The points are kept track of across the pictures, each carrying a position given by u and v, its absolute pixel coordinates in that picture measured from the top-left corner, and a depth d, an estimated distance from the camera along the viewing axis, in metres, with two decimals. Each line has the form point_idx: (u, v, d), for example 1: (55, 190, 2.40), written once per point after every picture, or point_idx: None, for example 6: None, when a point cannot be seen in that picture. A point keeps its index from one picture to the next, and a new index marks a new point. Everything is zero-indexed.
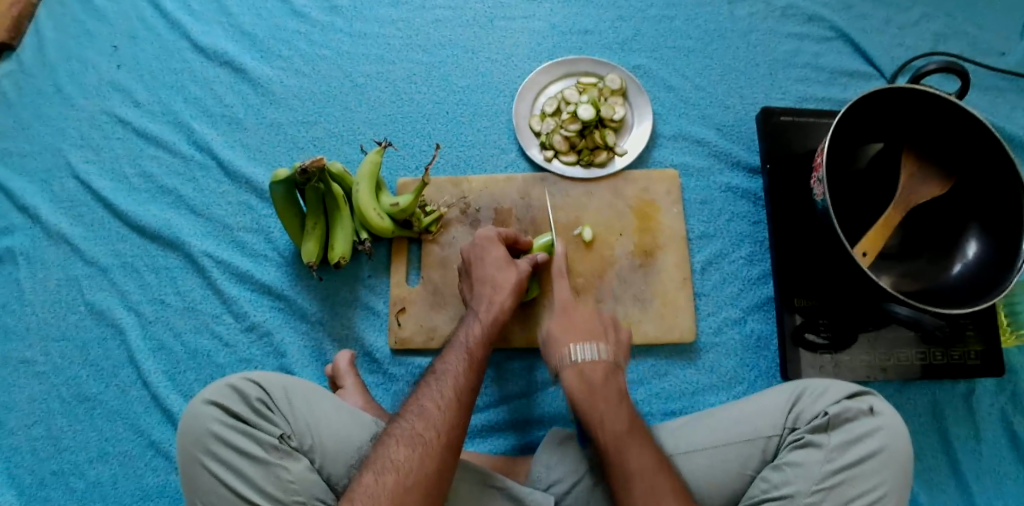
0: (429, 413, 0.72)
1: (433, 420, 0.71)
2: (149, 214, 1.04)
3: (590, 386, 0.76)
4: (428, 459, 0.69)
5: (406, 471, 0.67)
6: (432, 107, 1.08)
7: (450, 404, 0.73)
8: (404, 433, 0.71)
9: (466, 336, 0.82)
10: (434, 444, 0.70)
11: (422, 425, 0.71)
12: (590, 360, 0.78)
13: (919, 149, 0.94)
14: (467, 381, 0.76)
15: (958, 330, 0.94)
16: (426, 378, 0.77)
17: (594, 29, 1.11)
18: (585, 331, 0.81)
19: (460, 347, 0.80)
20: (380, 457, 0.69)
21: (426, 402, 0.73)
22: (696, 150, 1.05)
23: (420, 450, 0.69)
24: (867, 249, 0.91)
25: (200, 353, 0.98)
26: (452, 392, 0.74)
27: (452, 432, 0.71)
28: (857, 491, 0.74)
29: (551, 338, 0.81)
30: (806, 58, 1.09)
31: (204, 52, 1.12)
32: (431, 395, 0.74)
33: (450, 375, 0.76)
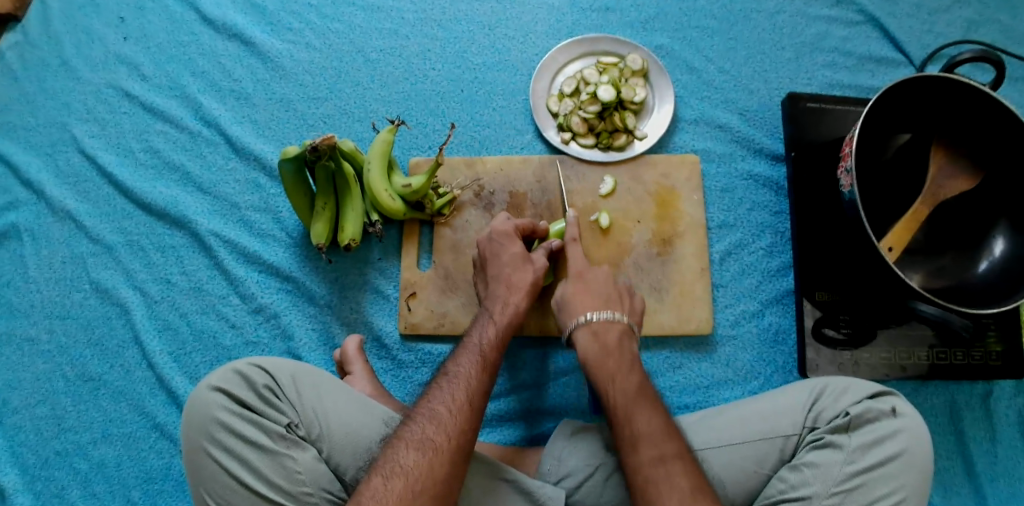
0: (441, 415, 0.71)
1: (445, 424, 0.70)
2: (156, 191, 1.02)
3: (603, 347, 0.79)
4: (436, 465, 0.67)
5: (413, 477, 0.66)
6: (446, 85, 1.04)
7: (462, 408, 0.72)
8: (414, 437, 0.69)
9: (479, 336, 0.80)
10: (443, 448, 0.68)
11: (432, 428, 0.70)
12: (603, 321, 0.81)
13: (949, 142, 0.91)
14: (478, 383, 0.74)
15: (981, 331, 0.92)
16: (438, 380, 0.75)
17: (615, 7, 1.06)
18: (600, 296, 0.84)
19: (472, 347, 0.78)
20: (388, 460, 0.68)
21: (438, 405, 0.72)
22: (719, 136, 1.01)
23: (429, 455, 0.68)
24: (893, 244, 0.88)
25: (206, 334, 0.97)
26: (463, 394, 0.73)
27: (464, 436, 0.70)
28: (878, 494, 0.72)
29: (565, 302, 0.84)
30: (833, 42, 1.05)
31: (213, 24, 1.08)
32: (443, 399, 0.72)
33: (462, 378, 0.74)
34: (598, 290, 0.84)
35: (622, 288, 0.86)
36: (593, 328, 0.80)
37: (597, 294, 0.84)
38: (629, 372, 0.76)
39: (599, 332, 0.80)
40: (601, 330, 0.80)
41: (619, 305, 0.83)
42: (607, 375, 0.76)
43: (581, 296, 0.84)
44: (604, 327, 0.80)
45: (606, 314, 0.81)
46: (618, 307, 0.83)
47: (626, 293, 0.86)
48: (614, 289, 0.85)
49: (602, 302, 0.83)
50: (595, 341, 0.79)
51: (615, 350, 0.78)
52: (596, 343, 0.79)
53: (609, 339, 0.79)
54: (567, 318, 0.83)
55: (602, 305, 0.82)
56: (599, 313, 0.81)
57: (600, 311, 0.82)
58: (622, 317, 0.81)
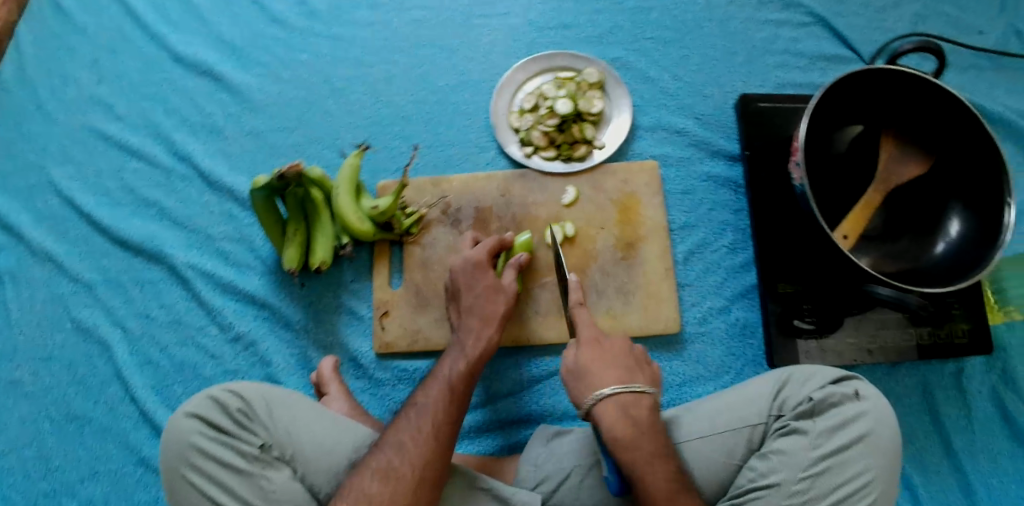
0: (407, 446, 0.73)
1: (410, 454, 0.72)
2: (133, 228, 1.04)
3: (636, 426, 0.74)
4: (399, 496, 0.69)
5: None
6: (411, 107, 1.06)
7: (428, 440, 0.73)
8: (379, 466, 0.71)
9: (446, 368, 0.82)
10: (406, 479, 0.70)
11: (397, 459, 0.71)
12: (633, 398, 0.76)
13: (897, 130, 0.95)
14: (443, 414, 0.76)
15: (945, 309, 0.96)
16: (408, 411, 0.77)
17: (572, 23, 1.09)
18: (621, 369, 0.79)
19: (441, 378, 0.80)
20: (354, 487, 0.69)
21: (404, 436, 0.74)
22: (676, 140, 1.04)
23: (393, 485, 0.70)
24: (847, 231, 0.92)
25: (186, 366, 0.99)
26: (427, 425, 0.75)
27: (428, 467, 0.72)
28: (843, 477, 0.75)
29: (581, 370, 0.79)
30: (784, 44, 1.09)
31: (183, 61, 1.11)
32: (410, 431, 0.74)
33: (429, 411, 0.76)
34: (615, 359, 0.80)
35: (638, 355, 0.82)
36: (621, 404, 0.75)
37: (615, 363, 0.79)
38: (665, 460, 0.73)
39: (627, 409, 0.75)
40: (630, 405, 0.75)
41: (640, 376, 0.79)
42: (643, 460, 0.72)
43: (599, 362, 0.79)
44: (633, 401, 0.76)
45: (631, 388, 0.76)
46: (640, 379, 0.79)
47: (642, 360, 0.82)
48: (632, 359, 0.81)
49: (624, 372, 0.79)
50: (626, 421, 0.74)
51: (648, 430, 0.74)
52: (626, 421, 0.74)
53: (640, 414, 0.75)
54: (586, 390, 0.77)
55: (624, 376, 0.78)
56: (624, 386, 0.76)
57: (625, 383, 0.77)
58: (649, 391, 0.77)
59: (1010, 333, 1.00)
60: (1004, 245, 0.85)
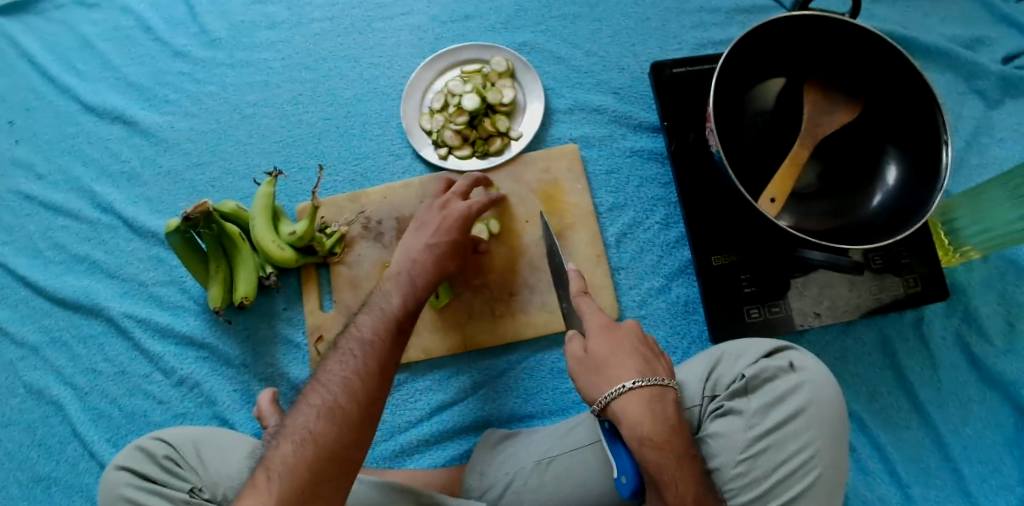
0: (351, 381, 0.66)
1: (354, 389, 0.66)
2: (67, 285, 1.04)
3: (668, 422, 0.68)
4: (346, 431, 0.64)
5: (325, 443, 0.63)
6: (322, 124, 1.05)
7: (373, 375, 0.68)
8: (323, 403, 0.65)
9: (386, 299, 0.76)
10: (351, 413, 0.65)
11: (341, 395, 0.65)
12: (659, 390, 0.70)
13: (822, 78, 0.87)
14: (385, 348, 0.70)
15: (893, 259, 0.91)
16: (347, 345, 0.70)
17: (475, 13, 1.06)
18: (638, 360, 0.72)
19: (385, 310, 0.74)
20: (297, 427, 0.64)
21: (348, 371, 0.67)
22: (595, 119, 1.00)
23: (339, 421, 0.64)
24: (776, 194, 0.85)
25: (137, 415, 0.99)
26: (369, 358, 0.69)
27: (374, 403, 0.66)
28: (785, 454, 0.71)
29: (602, 361, 0.72)
30: (698, 1, 1.04)
31: (95, 110, 1.10)
32: (351, 365, 0.68)
33: (373, 346, 0.70)
34: (631, 351, 0.73)
35: (652, 345, 0.75)
36: (647, 397, 0.69)
37: (631, 354, 0.73)
38: (690, 461, 0.68)
39: (655, 402, 0.69)
40: (656, 399, 0.69)
41: (660, 367, 0.73)
42: (672, 462, 0.67)
43: (615, 355, 0.72)
44: (658, 394, 0.70)
45: (655, 381, 0.70)
46: (660, 369, 0.73)
47: (656, 350, 0.75)
48: (649, 350, 0.74)
49: (642, 363, 0.72)
50: (659, 418, 0.68)
51: (676, 426, 0.69)
52: (660, 418, 0.68)
53: (669, 410, 0.69)
54: (605, 383, 0.71)
55: (644, 369, 0.71)
56: (645, 379, 0.70)
57: (646, 376, 0.70)
58: (671, 383, 0.71)
59: (967, 272, 0.95)
60: (942, 187, 0.79)
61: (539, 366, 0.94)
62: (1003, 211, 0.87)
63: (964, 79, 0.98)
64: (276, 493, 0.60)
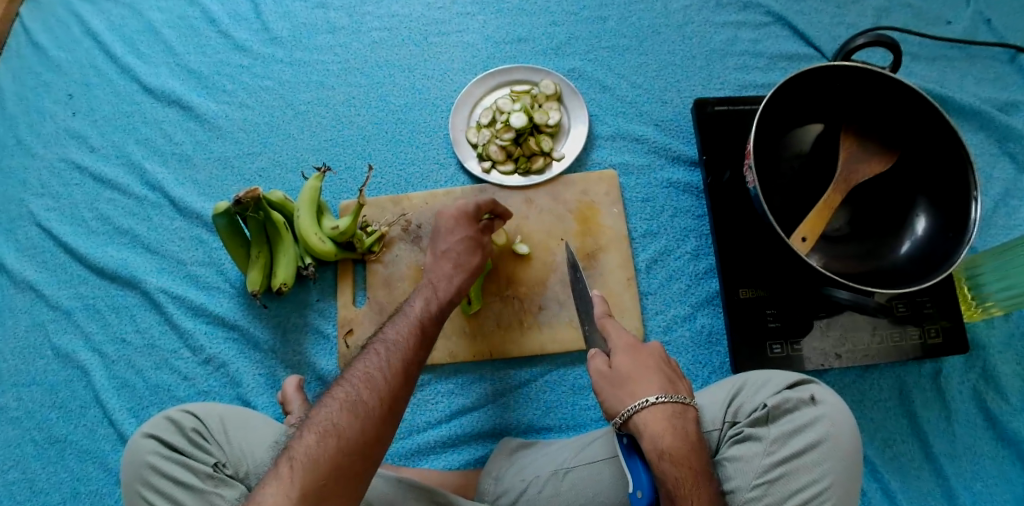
0: (373, 378, 0.69)
1: (378, 385, 0.69)
2: (107, 255, 1.07)
3: (688, 439, 0.70)
4: (368, 426, 0.66)
5: (347, 434, 0.65)
6: (372, 128, 1.09)
7: (396, 374, 0.71)
8: (347, 398, 0.68)
9: (412, 306, 0.79)
10: (374, 410, 0.67)
11: (364, 392, 0.68)
12: (681, 408, 0.72)
13: (858, 128, 0.90)
14: (407, 350, 0.73)
15: (917, 308, 0.92)
16: (374, 346, 0.74)
17: (527, 37, 1.11)
18: (663, 378, 0.74)
19: (411, 315, 0.78)
20: (321, 420, 0.66)
21: (371, 369, 0.70)
22: (635, 148, 1.04)
23: (362, 416, 0.66)
24: (806, 234, 0.88)
25: (161, 388, 1.01)
26: (393, 359, 0.72)
27: (395, 400, 0.69)
28: (801, 482, 0.73)
29: (624, 377, 0.74)
30: (743, 45, 1.08)
31: (153, 93, 1.15)
32: (377, 364, 0.71)
33: (396, 347, 0.73)
34: (657, 369, 0.75)
35: (674, 366, 0.77)
36: (669, 413, 0.71)
37: (656, 372, 0.74)
38: (708, 479, 0.69)
39: (677, 419, 0.71)
40: (679, 416, 0.71)
41: (682, 387, 0.75)
42: (690, 479, 0.68)
43: (640, 371, 0.74)
44: (680, 413, 0.72)
45: (677, 398, 0.72)
46: (682, 389, 0.74)
47: (678, 370, 0.77)
48: (672, 369, 0.76)
49: (666, 381, 0.74)
50: (681, 435, 0.70)
51: (695, 443, 0.70)
52: (681, 434, 0.70)
53: (690, 428, 0.71)
54: (628, 398, 0.72)
55: (668, 386, 0.73)
56: (667, 395, 0.72)
57: (667, 392, 0.72)
58: (693, 402, 0.73)
59: (988, 328, 0.97)
60: (970, 242, 0.82)
61: (561, 381, 0.95)
62: None
63: (996, 142, 1.02)
64: (297, 481, 0.62)
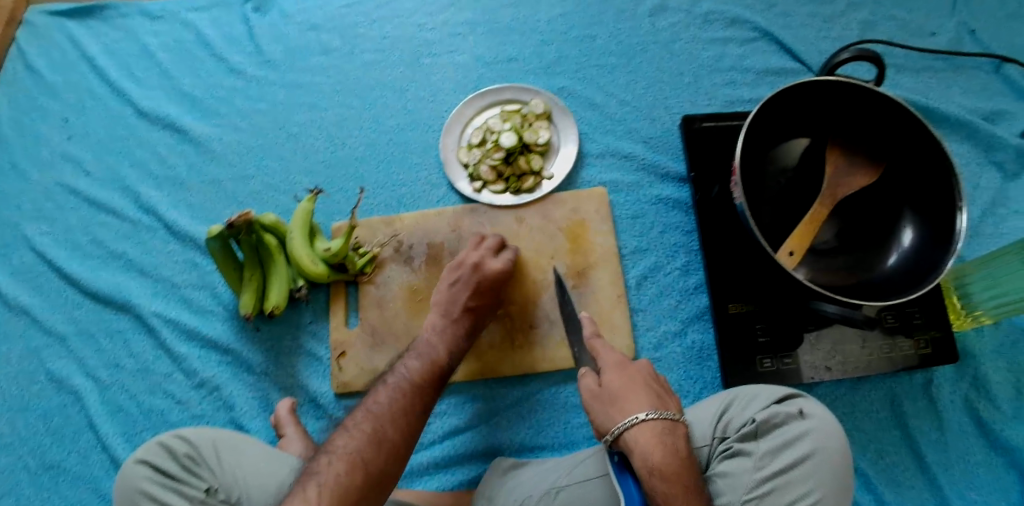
0: (398, 415, 0.74)
1: (400, 422, 0.74)
2: (102, 280, 1.08)
3: (679, 456, 0.70)
4: (389, 461, 0.70)
5: (371, 465, 0.69)
6: (363, 149, 1.10)
7: (414, 411, 0.76)
8: (374, 431, 0.72)
9: (428, 343, 0.86)
10: (394, 446, 0.71)
11: (388, 427, 0.73)
12: (670, 424, 0.72)
13: (842, 141, 0.91)
14: (424, 390, 0.79)
15: (906, 319, 0.92)
16: (394, 381, 0.79)
17: (517, 56, 1.12)
18: (651, 394, 0.75)
19: (426, 353, 0.84)
20: (348, 449, 0.69)
21: (395, 406, 0.75)
22: (625, 165, 1.05)
23: (385, 450, 0.70)
24: (793, 249, 0.87)
25: (155, 412, 1.01)
26: (413, 397, 0.77)
27: (411, 437, 0.74)
28: (791, 497, 0.72)
29: (614, 395, 0.75)
30: (731, 61, 1.09)
31: (147, 116, 1.16)
32: (399, 400, 0.76)
33: (416, 385, 0.78)
34: (646, 388, 0.76)
35: (662, 383, 0.78)
36: (658, 429, 0.71)
37: (645, 389, 0.75)
38: (699, 497, 0.68)
39: (666, 435, 0.71)
40: (667, 431, 0.71)
41: (671, 403, 0.75)
42: (681, 495, 0.67)
43: (628, 388, 0.75)
44: (669, 428, 0.72)
45: (666, 414, 0.72)
46: (671, 406, 0.75)
47: (666, 387, 0.78)
48: (660, 386, 0.76)
49: (654, 398, 0.74)
50: (672, 452, 0.69)
51: (686, 460, 0.70)
52: (673, 452, 0.69)
53: (680, 443, 0.71)
54: (617, 415, 0.73)
55: (657, 403, 0.74)
56: (656, 411, 0.72)
57: (655, 409, 0.72)
58: (682, 418, 0.73)
59: (977, 337, 0.97)
60: (956, 251, 0.82)
61: (553, 398, 0.96)
62: (1015, 279, 0.86)
63: (983, 151, 1.02)
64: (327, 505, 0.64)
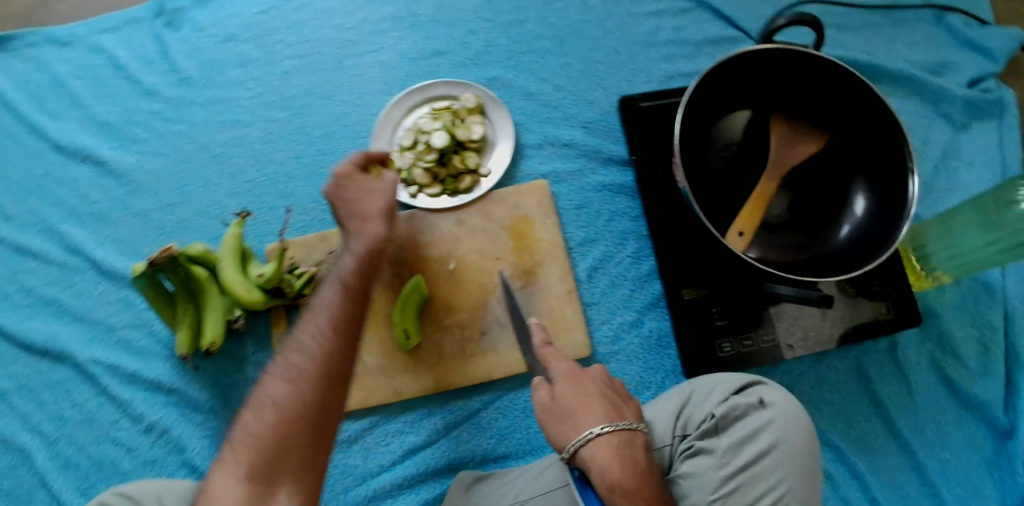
0: (309, 345, 0.66)
1: (312, 347, 0.66)
2: (34, 329, 1.02)
3: (639, 469, 0.66)
4: (308, 391, 0.63)
5: (285, 405, 0.62)
6: (291, 163, 1.05)
7: (331, 334, 0.67)
8: (282, 367, 0.65)
9: (336, 269, 0.74)
10: (312, 374, 0.64)
11: (299, 358, 0.65)
12: (627, 435, 0.68)
13: (785, 110, 0.87)
14: (340, 308, 0.69)
15: (865, 286, 0.89)
16: (305, 312, 0.70)
17: (444, 49, 1.06)
18: (607, 403, 0.70)
19: (335, 278, 0.73)
20: (260, 396, 0.63)
21: (303, 337, 0.67)
22: (565, 153, 1.01)
23: (299, 382, 0.63)
24: (743, 227, 0.84)
25: (106, 462, 0.97)
26: (326, 321, 0.68)
27: (333, 359, 0.66)
28: (757, 492, 0.70)
29: (565, 408, 0.69)
30: (667, 34, 1.04)
31: (64, 150, 1.09)
32: (308, 329, 0.67)
33: (327, 307, 0.69)
34: (600, 397, 0.71)
35: (618, 389, 0.73)
36: (615, 443, 0.67)
37: (596, 396, 0.70)
38: None
39: (625, 449, 0.67)
40: (625, 444, 0.67)
41: (627, 411, 0.71)
42: None
43: (580, 401, 0.69)
44: (627, 440, 0.68)
45: (623, 425, 0.68)
46: (627, 414, 0.71)
47: (623, 393, 0.73)
48: (615, 393, 0.72)
49: (609, 407, 0.70)
50: (632, 467, 0.65)
51: (646, 472, 0.66)
52: (634, 466, 0.65)
53: (640, 454, 0.67)
54: (571, 432, 0.68)
55: (612, 413, 0.69)
56: (612, 424, 0.68)
57: (611, 421, 0.68)
58: (640, 426, 0.69)
59: (940, 295, 0.94)
60: (909, 218, 0.79)
61: (511, 405, 0.92)
62: (974, 235, 0.84)
63: (932, 103, 0.99)
64: (243, 460, 0.59)
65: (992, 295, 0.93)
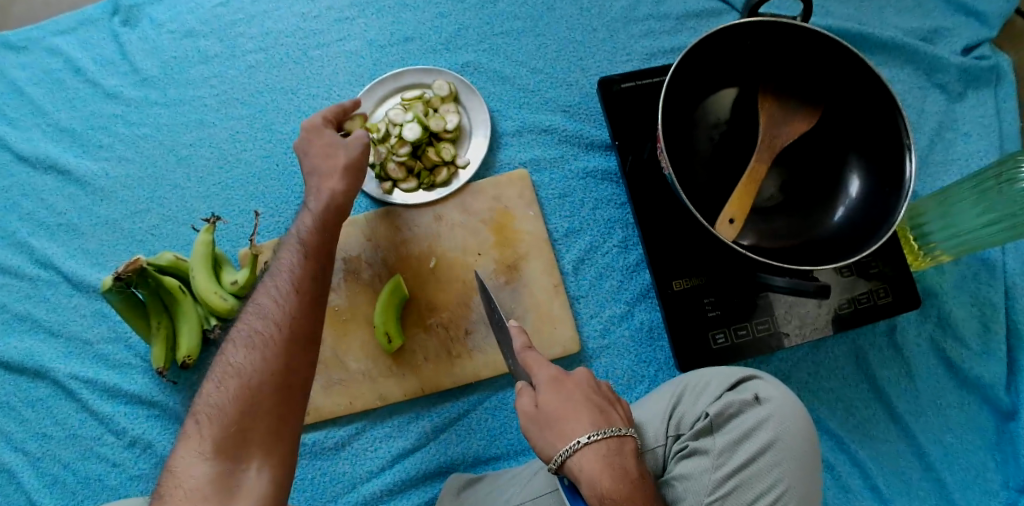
0: (268, 312, 0.68)
1: (272, 314, 0.68)
2: (9, 347, 0.99)
3: (630, 478, 0.63)
4: (269, 356, 0.65)
5: (248, 373, 0.64)
6: (261, 163, 1.01)
7: (289, 298, 0.69)
8: (242, 335, 0.67)
9: (294, 232, 0.76)
10: (272, 340, 0.66)
11: (259, 325, 0.67)
12: (616, 443, 0.65)
13: (774, 87, 0.81)
14: (297, 274, 0.71)
15: (861, 269, 0.86)
16: (264, 277, 0.73)
17: (414, 35, 1.01)
18: (594, 408, 0.68)
19: (292, 239, 0.75)
20: (222, 365, 0.66)
21: (262, 303, 0.69)
22: (545, 139, 0.96)
23: (259, 348, 0.66)
24: (733, 214, 0.78)
25: (92, 479, 0.94)
26: (286, 287, 0.70)
27: (293, 323, 0.68)
28: (755, 492, 0.67)
29: (546, 415, 0.66)
30: (647, 9, 1.00)
31: (28, 160, 1.04)
32: (268, 298, 0.70)
33: (285, 273, 0.71)
34: (586, 401, 0.68)
35: (606, 393, 0.70)
36: (603, 453, 0.64)
37: (583, 402, 0.68)
38: None
39: (613, 457, 0.64)
40: (614, 452, 0.65)
41: (616, 417, 0.68)
42: None
43: (565, 409, 0.67)
44: (616, 448, 0.65)
45: (610, 432, 0.65)
46: (616, 419, 0.68)
47: (610, 397, 0.70)
48: (602, 398, 0.69)
49: (597, 413, 0.67)
50: (622, 478, 0.63)
51: (637, 481, 0.63)
52: (625, 477, 0.63)
53: (630, 463, 0.65)
54: (557, 441, 0.65)
55: (600, 420, 0.66)
56: (598, 432, 0.65)
57: (599, 429, 0.65)
58: (629, 432, 0.66)
59: (938, 273, 0.91)
60: (907, 196, 0.74)
61: (501, 406, 0.90)
62: (972, 208, 0.81)
63: (926, 73, 0.96)
64: (209, 434, 0.61)
65: (992, 271, 0.90)
